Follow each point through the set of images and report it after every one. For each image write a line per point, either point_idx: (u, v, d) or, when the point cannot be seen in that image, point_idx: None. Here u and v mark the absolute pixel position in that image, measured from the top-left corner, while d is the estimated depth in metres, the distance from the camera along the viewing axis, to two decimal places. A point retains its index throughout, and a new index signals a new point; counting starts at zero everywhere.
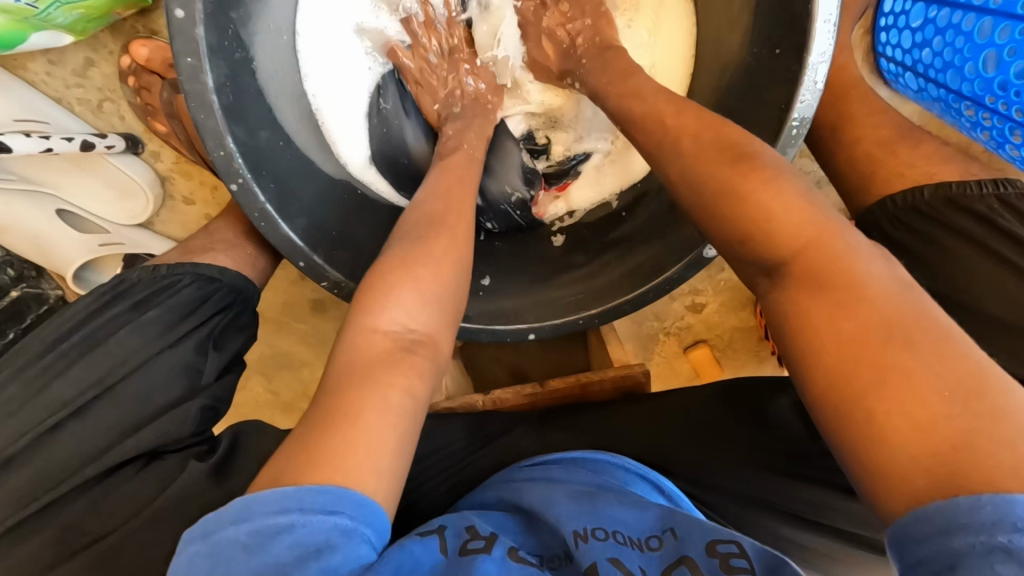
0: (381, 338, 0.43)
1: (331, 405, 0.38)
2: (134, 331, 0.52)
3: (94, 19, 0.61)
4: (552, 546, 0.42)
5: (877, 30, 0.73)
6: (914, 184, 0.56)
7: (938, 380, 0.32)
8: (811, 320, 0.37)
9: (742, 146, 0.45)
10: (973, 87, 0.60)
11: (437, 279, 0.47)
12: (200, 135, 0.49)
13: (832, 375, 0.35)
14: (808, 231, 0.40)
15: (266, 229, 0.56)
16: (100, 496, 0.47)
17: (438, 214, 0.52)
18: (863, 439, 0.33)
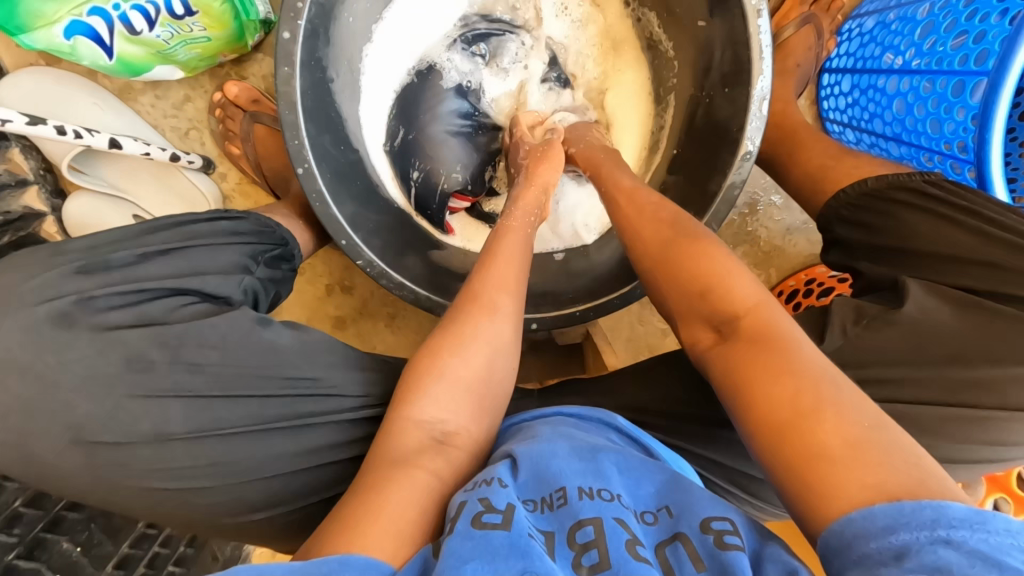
0: (426, 430, 0.53)
1: (378, 484, 0.47)
2: (217, 222, 0.62)
3: (204, 59, 0.78)
4: (538, 490, 0.45)
5: (821, 100, 0.90)
6: (860, 178, 0.72)
7: (855, 420, 0.40)
8: (749, 369, 0.46)
9: (689, 237, 0.60)
10: (892, 129, 0.74)
11: (472, 366, 0.57)
12: (281, 127, 0.64)
13: (766, 411, 0.43)
14: (747, 304, 0.52)
15: (318, 208, 0.68)
16: (161, 313, 0.54)
17: (480, 293, 0.63)
18: (805, 461, 0.40)
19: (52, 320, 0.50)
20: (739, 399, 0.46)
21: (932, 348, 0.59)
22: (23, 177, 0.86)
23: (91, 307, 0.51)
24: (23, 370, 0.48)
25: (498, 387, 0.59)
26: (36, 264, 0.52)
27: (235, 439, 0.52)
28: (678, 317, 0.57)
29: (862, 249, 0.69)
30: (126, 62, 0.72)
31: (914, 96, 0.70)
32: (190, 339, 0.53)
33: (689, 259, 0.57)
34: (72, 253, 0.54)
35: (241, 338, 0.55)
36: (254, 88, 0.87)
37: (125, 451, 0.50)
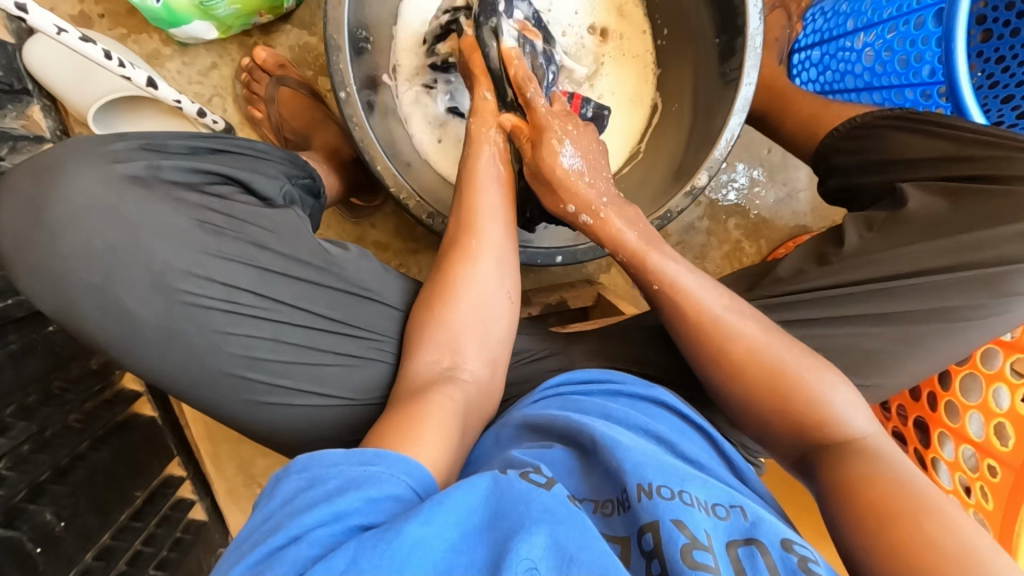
0: (436, 367, 0.58)
1: (400, 410, 0.52)
2: (264, 148, 0.64)
3: (241, 17, 0.83)
4: (606, 493, 0.47)
5: (793, 77, 0.99)
6: (851, 116, 0.78)
7: (973, 540, 0.43)
8: (854, 474, 0.49)
9: (797, 349, 0.59)
10: (864, 78, 0.85)
11: (478, 317, 0.62)
12: (327, 51, 0.68)
13: (880, 515, 0.45)
14: (854, 434, 0.53)
15: (358, 131, 0.72)
16: (218, 200, 0.56)
17: (501, 243, 0.66)
18: (901, 552, 0.43)
19: (128, 178, 0.52)
20: (843, 497, 0.48)
21: (943, 230, 0.63)
22: (41, 134, 0.86)
23: (158, 175, 0.54)
24: (105, 218, 0.50)
25: (494, 322, 0.63)
26: (110, 139, 0.54)
27: (292, 321, 0.57)
28: (738, 389, 0.59)
29: (857, 167, 0.75)
30: (170, 8, 0.76)
31: (881, 43, 0.81)
32: (249, 222, 0.56)
33: (762, 348, 0.58)
34: (135, 137, 0.56)
35: (293, 237, 0.58)
36: (281, 55, 0.92)
37: (200, 313, 0.53)
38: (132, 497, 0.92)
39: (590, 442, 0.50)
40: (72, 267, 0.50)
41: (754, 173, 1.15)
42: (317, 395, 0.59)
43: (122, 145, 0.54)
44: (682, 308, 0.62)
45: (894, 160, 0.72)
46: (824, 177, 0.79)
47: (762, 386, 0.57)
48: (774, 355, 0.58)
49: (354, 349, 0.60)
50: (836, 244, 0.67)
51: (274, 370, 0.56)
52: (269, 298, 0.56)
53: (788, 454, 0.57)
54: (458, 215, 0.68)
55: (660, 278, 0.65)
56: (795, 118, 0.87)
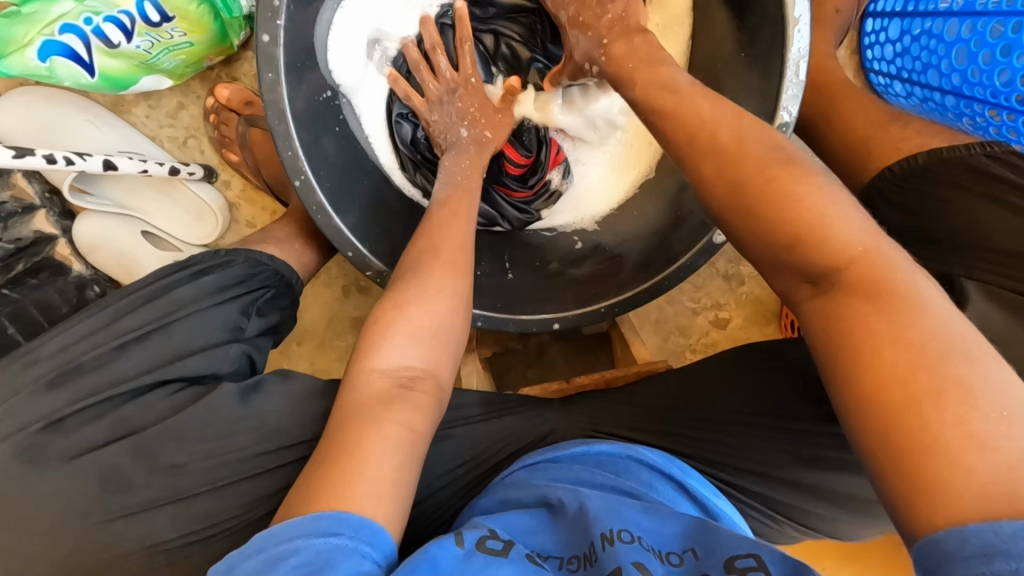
0: (386, 377, 0.48)
1: (338, 440, 0.44)
2: (197, 285, 0.60)
3: (191, 64, 0.74)
4: (574, 547, 0.45)
5: (863, 49, 0.81)
6: (905, 154, 0.62)
7: (986, 416, 0.31)
8: (854, 337, 0.37)
9: (782, 159, 0.44)
10: (951, 82, 0.66)
11: (433, 318, 0.52)
12: (273, 139, 0.60)
13: (871, 392, 0.35)
14: (852, 249, 0.39)
15: (321, 221, 0.65)
16: (144, 405, 0.52)
17: (455, 256, 0.57)
18: (905, 444, 0.33)
19: (25, 453, 0.48)
20: (842, 363, 0.37)
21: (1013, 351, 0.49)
22: (30, 202, 0.85)
23: (62, 429, 0.50)
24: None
25: (448, 325, 0.53)
26: (14, 383, 0.51)
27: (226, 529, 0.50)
28: (722, 202, 0.46)
29: (908, 234, 0.60)
30: (109, 77, 0.68)
31: (978, 44, 0.62)
32: (165, 439, 0.50)
33: (784, 175, 0.43)
34: (50, 358, 0.53)
35: (218, 412, 0.52)
36: (246, 88, 0.83)
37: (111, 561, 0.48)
38: None
39: (552, 499, 0.48)
40: None
41: None
42: None
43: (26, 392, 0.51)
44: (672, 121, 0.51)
45: (954, 239, 0.56)
46: (866, 228, 0.65)
47: (755, 199, 0.44)
48: (770, 139, 0.46)
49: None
50: None
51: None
52: (196, 520, 0.49)
53: (769, 279, 0.45)
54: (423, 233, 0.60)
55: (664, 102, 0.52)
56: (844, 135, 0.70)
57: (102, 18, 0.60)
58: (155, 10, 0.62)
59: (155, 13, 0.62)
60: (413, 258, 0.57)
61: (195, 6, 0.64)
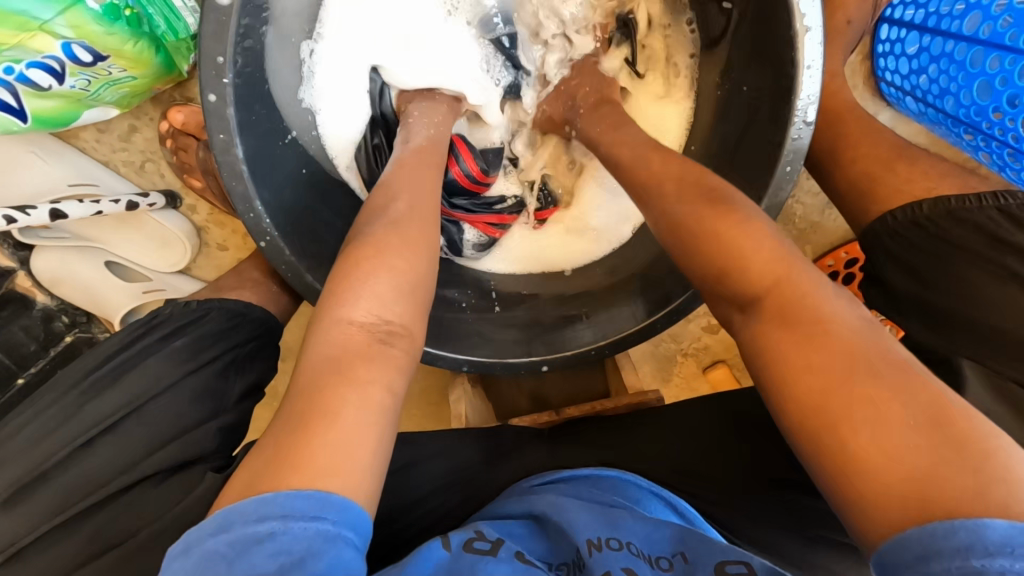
0: (349, 332, 0.42)
1: (297, 410, 0.38)
2: (167, 352, 0.53)
3: (137, 94, 0.66)
4: (562, 554, 0.45)
5: (878, 57, 0.73)
6: (910, 201, 0.57)
7: (903, 421, 0.33)
8: (781, 357, 0.39)
9: (711, 201, 0.48)
10: (969, 115, 0.61)
11: (402, 267, 0.46)
12: (231, 200, 0.54)
13: (816, 404, 0.36)
14: (772, 275, 0.42)
15: (292, 279, 0.60)
16: (124, 510, 0.46)
17: (419, 205, 0.51)
18: (836, 459, 0.35)
19: None
20: (767, 383, 0.40)
21: None
22: None
23: (40, 554, 0.44)
24: None
25: (426, 285, 0.47)
26: None
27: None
28: (669, 237, 0.50)
29: (908, 298, 0.56)
30: (43, 118, 0.61)
31: (1001, 82, 0.57)
32: (151, 552, 0.44)
33: (713, 211, 0.47)
34: (10, 468, 0.46)
35: (208, 513, 0.46)
36: (203, 110, 0.75)
37: None
38: None
39: (539, 514, 0.49)
40: None
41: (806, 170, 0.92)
42: None
43: None
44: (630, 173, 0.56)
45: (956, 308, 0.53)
46: (863, 279, 0.62)
47: (692, 234, 0.47)
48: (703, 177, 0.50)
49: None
50: None
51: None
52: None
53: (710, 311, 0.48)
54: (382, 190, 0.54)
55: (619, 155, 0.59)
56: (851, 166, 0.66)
57: (24, 64, 0.53)
58: (85, 50, 0.55)
59: (86, 55, 0.55)
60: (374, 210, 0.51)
61: (131, 43, 0.57)
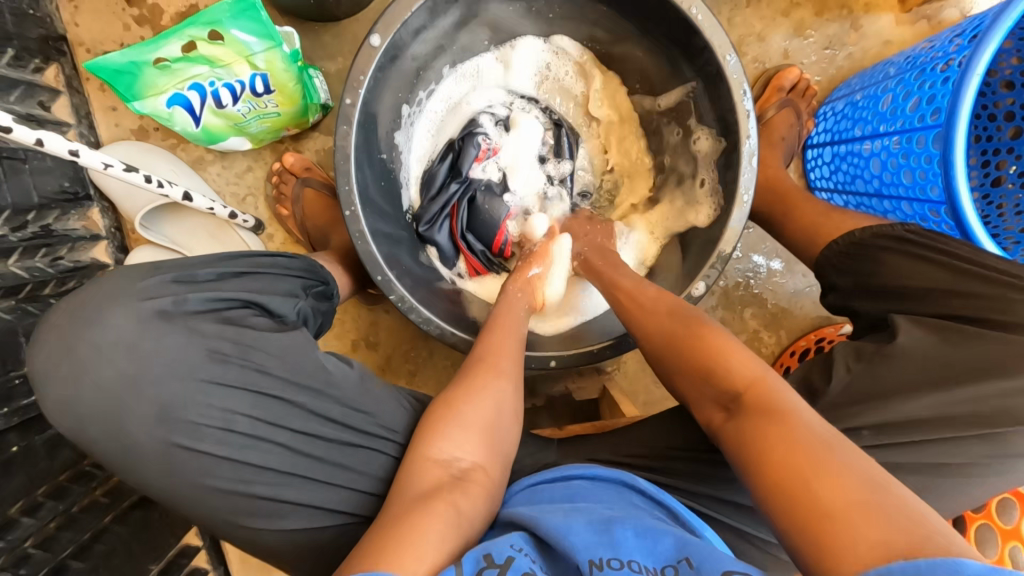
0: (439, 461, 0.59)
1: (389, 525, 0.51)
2: (285, 257, 0.70)
3: (271, 132, 0.92)
4: (568, 569, 0.47)
5: (809, 172, 1.02)
6: (846, 231, 0.77)
7: (854, 487, 0.42)
8: (750, 441, 0.51)
9: (695, 331, 0.66)
10: (873, 185, 0.84)
11: (482, 413, 0.64)
12: (335, 175, 0.74)
13: (773, 472, 0.47)
14: (746, 385, 0.56)
15: (360, 245, 0.77)
16: (240, 321, 0.60)
17: (500, 361, 0.70)
18: (808, 520, 0.42)
19: (155, 315, 0.56)
20: (750, 464, 0.50)
21: (938, 374, 0.60)
22: (97, 232, 0.97)
23: (183, 308, 0.57)
24: (116, 354, 0.53)
25: (498, 429, 0.65)
26: (144, 273, 0.58)
27: (280, 442, 0.58)
28: (676, 372, 0.66)
29: (857, 291, 0.73)
30: (208, 131, 0.85)
31: (886, 154, 0.79)
32: (257, 349, 0.59)
33: (707, 341, 0.63)
34: (173, 267, 0.60)
35: (299, 355, 0.60)
36: (308, 159, 1.00)
37: (181, 449, 0.54)
38: (147, 570, 0.96)
39: (546, 526, 0.50)
40: (81, 398, 0.53)
41: (771, 263, 1.13)
42: (268, 524, 0.58)
43: (153, 279, 0.58)
44: (636, 319, 0.74)
45: (889, 288, 0.69)
46: (823, 289, 0.78)
47: (693, 365, 0.63)
48: (705, 319, 0.67)
49: (333, 473, 0.60)
50: (826, 378, 0.64)
51: (256, 483, 0.57)
52: (265, 423, 0.57)
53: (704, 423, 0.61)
54: (481, 345, 0.73)
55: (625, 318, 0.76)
56: (797, 222, 0.86)
57: (222, 83, 0.78)
58: (262, 83, 0.81)
59: (262, 86, 0.81)
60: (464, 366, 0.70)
61: (293, 83, 0.83)
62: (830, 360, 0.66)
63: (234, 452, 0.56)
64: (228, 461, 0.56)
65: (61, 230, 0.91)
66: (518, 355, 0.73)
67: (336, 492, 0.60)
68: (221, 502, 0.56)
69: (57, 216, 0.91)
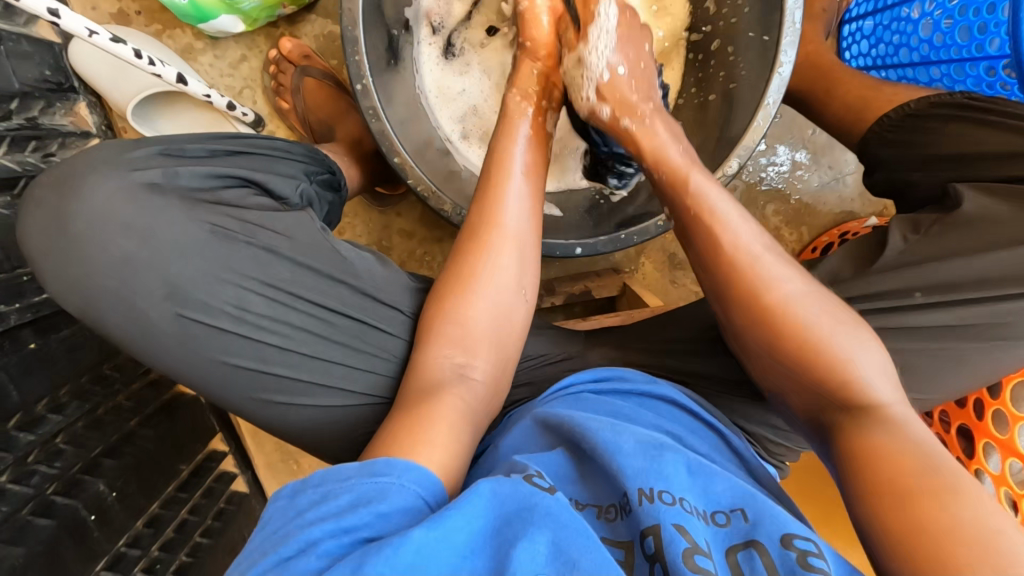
0: (449, 363, 0.56)
1: (398, 432, 0.48)
2: (274, 139, 0.65)
3: (265, 9, 0.84)
4: (608, 497, 0.47)
5: (843, 50, 0.93)
6: (899, 102, 0.73)
7: (994, 519, 0.37)
8: (880, 447, 0.43)
9: (783, 263, 0.55)
10: (921, 52, 0.78)
11: (495, 301, 0.59)
12: (343, 42, 0.68)
13: (892, 493, 0.40)
14: (876, 397, 0.48)
15: (374, 124, 0.72)
16: (241, 195, 0.56)
17: (516, 227, 0.62)
18: (904, 527, 0.38)
19: (144, 187, 0.51)
20: (852, 470, 0.44)
21: (994, 234, 0.57)
22: (88, 129, 0.92)
23: (176, 181, 0.53)
24: (112, 227, 0.49)
25: (509, 321, 0.60)
26: (127, 146, 0.54)
27: (297, 323, 0.55)
28: (748, 317, 0.54)
29: (908, 162, 0.70)
30: (196, 4, 0.78)
31: (940, 11, 0.75)
32: (260, 227, 0.55)
33: (800, 315, 0.52)
34: (159, 142, 0.56)
35: (308, 236, 0.57)
36: (306, 45, 0.93)
37: (195, 331, 0.52)
38: (176, 471, 0.98)
39: (590, 446, 0.49)
40: (86, 276, 0.50)
41: (796, 156, 1.08)
42: (288, 401, 0.56)
43: (142, 151, 0.54)
44: (721, 249, 0.56)
45: (953, 155, 0.65)
46: (868, 167, 0.75)
47: (786, 322, 0.52)
48: (807, 300, 0.52)
49: (356, 353, 0.58)
50: (879, 249, 0.62)
51: (278, 363, 0.55)
52: (279, 305, 0.55)
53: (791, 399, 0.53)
54: (480, 205, 0.63)
55: (696, 228, 0.59)
56: (838, 98, 0.81)
57: None
58: None
59: None
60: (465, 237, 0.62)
61: None
62: (885, 236, 0.62)
63: (250, 333, 0.54)
64: (250, 339, 0.54)
65: (48, 124, 0.85)
66: (534, 210, 0.65)
67: (359, 382, 0.58)
68: (247, 382, 0.55)
69: (42, 109, 0.84)
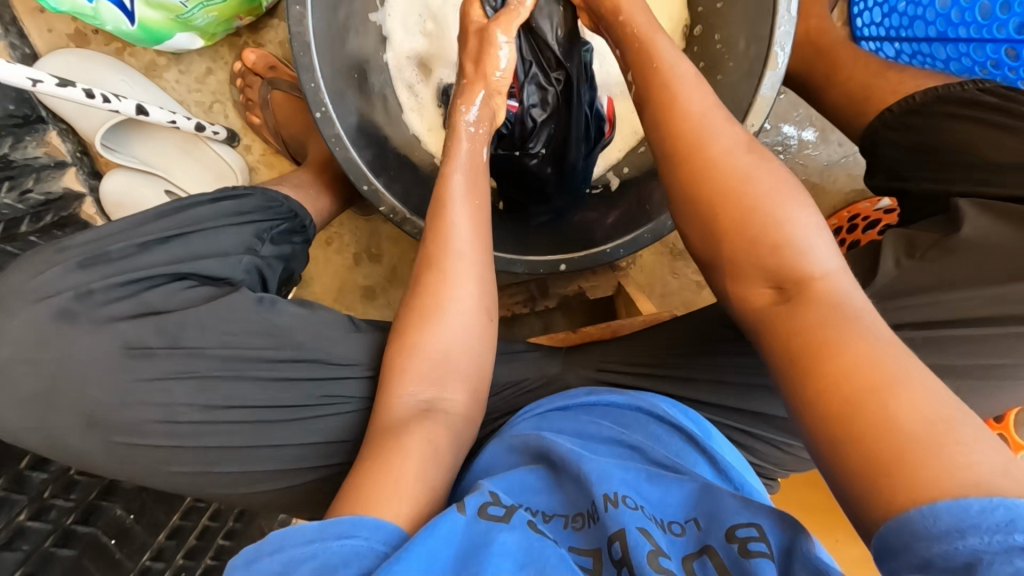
0: (413, 402, 0.54)
1: (352, 482, 0.45)
2: (215, 205, 0.64)
3: (221, 23, 0.80)
4: (578, 504, 0.43)
5: (854, 17, 0.81)
6: (904, 94, 0.66)
7: (932, 404, 0.31)
8: (816, 334, 0.36)
9: (749, 148, 0.48)
10: (935, 29, 0.71)
11: (460, 338, 0.57)
12: (297, 72, 0.64)
13: (825, 383, 0.34)
14: (816, 268, 0.41)
15: (339, 152, 0.68)
16: (166, 292, 0.56)
17: (469, 245, 0.60)
18: (855, 422, 0.32)
19: (55, 318, 0.52)
20: (795, 358, 0.37)
21: (994, 265, 0.52)
22: (63, 159, 0.90)
23: (91, 301, 0.53)
24: (28, 366, 0.51)
25: (471, 356, 0.58)
26: (46, 262, 0.54)
27: (237, 420, 0.55)
28: (691, 212, 0.48)
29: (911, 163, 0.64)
30: (147, 28, 0.73)
31: None
32: (187, 326, 0.55)
33: (746, 195, 0.45)
34: (79, 247, 0.55)
35: (240, 321, 0.56)
36: (271, 53, 0.88)
37: (131, 449, 0.53)
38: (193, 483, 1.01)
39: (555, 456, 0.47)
40: (11, 416, 0.52)
41: (802, 134, 1.01)
42: (248, 490, 0.57)
43: (56, 269, 0.54)
44: (677, 137, 0.50)
45: (961, 159, 0.59)
46: (869, 165, 0.69)
47: (731, 218, 0.45)
48: (747, 163, 0.47)
49: (305, 434, 0.57)
50: (868, 272, 0.56)
51: (221, 463, 0.55)
52: (213, 407, 0.54)
53: (729, 290, 0.46)
54: (433, 232, 0.60)
55: (653, 109, 0.54)
56: (841, 84, 0.74)
57: None
58: None
59: None
60: (426, 261, 0.59)
61: None
62: (878, 251, 0.57)
63: (188, 438, 0.54)
64: (185, 445, 0.54)
65: (21, 158, 0.84)
66: (487, 222, 0.63)
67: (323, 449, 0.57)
68: (199, 483, 0.56)
69: (13, 144, 0.83)
